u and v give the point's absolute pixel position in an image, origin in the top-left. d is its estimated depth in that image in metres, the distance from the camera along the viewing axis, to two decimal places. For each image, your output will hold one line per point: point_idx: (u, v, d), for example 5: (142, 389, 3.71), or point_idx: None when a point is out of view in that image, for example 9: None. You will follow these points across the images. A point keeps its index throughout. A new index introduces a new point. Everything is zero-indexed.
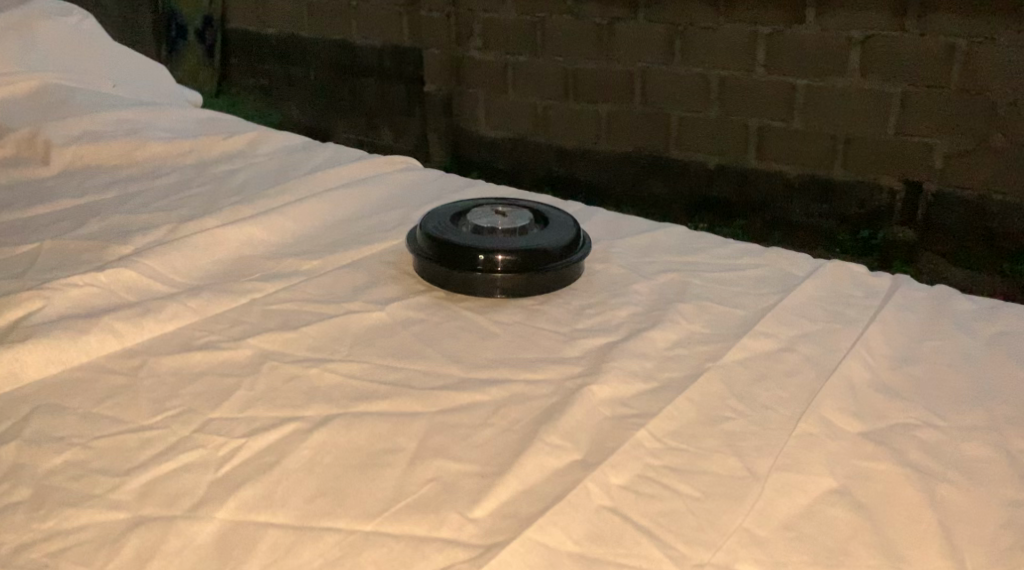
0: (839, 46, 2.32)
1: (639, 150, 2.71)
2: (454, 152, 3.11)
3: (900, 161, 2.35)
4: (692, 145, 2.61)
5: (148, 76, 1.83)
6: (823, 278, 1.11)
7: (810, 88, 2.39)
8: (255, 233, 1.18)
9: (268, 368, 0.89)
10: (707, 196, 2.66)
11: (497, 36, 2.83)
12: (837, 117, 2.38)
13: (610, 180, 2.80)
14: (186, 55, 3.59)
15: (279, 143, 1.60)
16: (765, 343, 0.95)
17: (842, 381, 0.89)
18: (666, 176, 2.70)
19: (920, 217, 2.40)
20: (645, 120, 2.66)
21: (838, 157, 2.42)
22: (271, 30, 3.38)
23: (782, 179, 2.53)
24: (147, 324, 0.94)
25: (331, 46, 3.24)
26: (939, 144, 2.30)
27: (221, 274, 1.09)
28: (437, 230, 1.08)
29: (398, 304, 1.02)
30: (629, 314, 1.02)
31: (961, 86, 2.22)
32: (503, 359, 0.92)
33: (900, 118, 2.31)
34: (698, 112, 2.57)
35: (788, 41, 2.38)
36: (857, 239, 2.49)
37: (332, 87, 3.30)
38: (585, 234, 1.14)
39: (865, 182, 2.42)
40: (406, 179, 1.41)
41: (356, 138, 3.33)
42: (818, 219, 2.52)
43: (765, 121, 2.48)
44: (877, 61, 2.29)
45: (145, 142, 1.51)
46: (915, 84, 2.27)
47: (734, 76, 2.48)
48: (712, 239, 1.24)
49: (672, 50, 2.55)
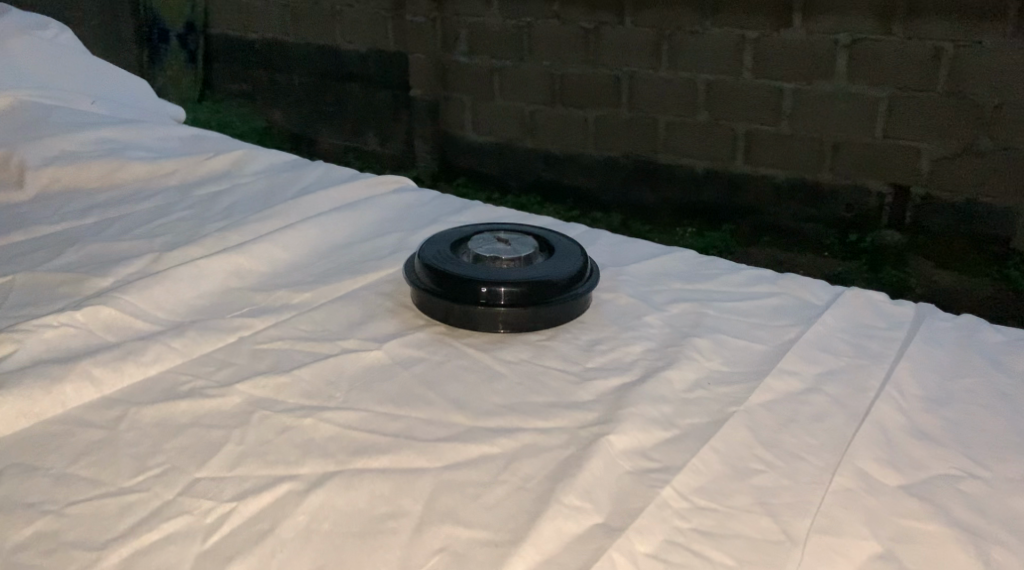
0: (826, 50, 2.28)
1: (626, 156, 2.65)
2: (441, 158, 3.03)
3: (887, 166, 2.31)
4: (680, 150, 2.56)
5: (129, 92, 1.76)
6: (843, 307, 1.06)
7: (799, 93, 2.34)
8: (243, 263, 1.12)
9: (259, 417, 0.82)
10: (695, 201, 2.61)
11: (483, 41, 2.76)
12: (826, 121, 2.34)
13: (598, 186, 2.74)
14: (168, 62, 3.45)
15: (267, 162, 1.53)
16: (790, 383, 0.89)
17: (875, 425, 0.83)
18: (654, 181, 2.64)
19: (908, 221, 2.35)
20: (632, 125, 2.60)
21: (826, 162, 2.38)
22: (254, 35, 3.29)
23: (771, 184, 2.47)
24: (128, 368, 0.87)
25: (315, 52, 3.16)
26: (926, 149, 2.25)
27: (209, 309, 1.03)
28: (435, 259, 1.02)
29: (397, 342, 0.96)
30: (644, 350, 0.96)
31: (947, 90, 2.18)
32: (512, 404, 0.85)
33: (887, 122, 2.27)
34: (685, 117, 2.51)
35: (775, 46, 2.33)
36: (845, 244, 2.43)
37: (317, 93, 3.22)
38: (592, 263, 1.08)
39: (853, 187, 2.37)
40: (400, 201, 1.35)
41: (341, 144, 3.25)
42: (807, 224, 2.48)
43: (753, 126, 2.43)
44: (863, 65, 2.25)
45: (126, 163, 1.44)
46: (903, 88, 2.22)
47: (723, 80, 2.43)
48: (725, 264, 1.18)
49: (659, 55, 2.49)
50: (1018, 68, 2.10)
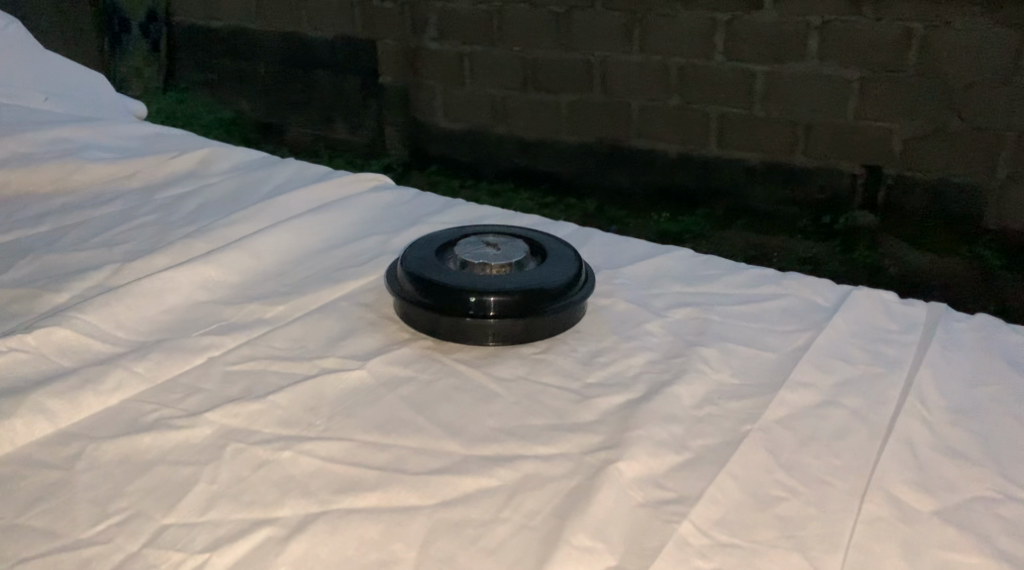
0: (797, 32, 2.22)
1: (599, 141, 2.58)
2: (414, 147, 2.93)
3: (859, 146, 2.27)
4: (654, 134, 2.49)
5: (88, 86, 1.66)
6: (854, 308, 0.99)
7: (770, 75, 2.29)
8: (211, 273, 1.04)
9: (232, 451, 0.75)
10: (668, 184, 2.54)
11: (452, 25, 2.67)
12: (798, 103, 2.29)
13: (571, 171, 2.67)
14: (130, 51, 3.27)
15: (235, 160, 1.45)
16: (805, 396, 0.83)
17: (900, 441, 0.77)
18: (628, 165, 2.57)
19: (881, 201, 2.31)
20: (604, 110, 2.53)
21: (799, 144, 2.33)
22: (219, 22, 3.14)
23: (744, 166, 2.42)
24: (86, 399, 0.81)
25: (282, 40, 3.04)
26: (898, 129, 2.21)
27: (175, 325, 0.95)
28: (419, 266, 0.95)
29: (382, 359, 0.89)
30: (647, 362, 0.89)
31: (918, 70, 2.14)
32: (508, 428, 0.78)
33: (860, 103, 2.22)
34: (657, 100, 2.45)
35: (747, 27, 2.27)
36: (820, 225, 2.39)
37: (284, 81, 3.10)
38: (586, 267, 1.01)
39: (826, 167, 2.32)
40: (378, 201, 1.27)
41: (310, 133, 3.14)
42: (781, 206, 2.42)
43: (725, 109, 2.37)
44: (835, 47, 2.20)
45: (83, 164, 1.35)
46: (875, 68, 2.18)
47: (695, 64, 2.36)
48: (725, 263, 1.12)
49: (629, 38, 2.42)
50: (990, 47, 2.06)
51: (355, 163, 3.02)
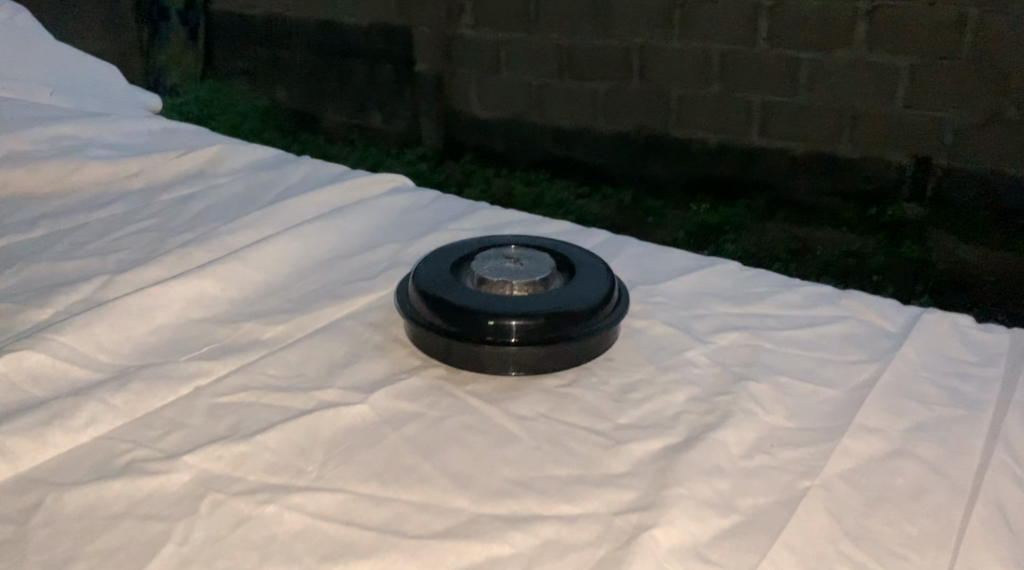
0: (843, 17, 2.09)
1: (636, 129, 2.46)
2: (448, 135, 2.82)
3: (907, 135, 2.13)
4: (692, 123, 2.37)
5: (97, 81, 1.58)
6: (922, 334, 0.88)
7: (817, 63, 2.15)
8: (206, 288, 0.95)
9: (210, 504, 0.66)
10: (708, 175, 2.41)
11: (489, 10, 2.55)
12: (845, 91, 2.15)
13: (606, 161, 2.55)
14: (169, 38, 3.08)
15: (245, 160, 1.36)
16: (872, 443, 0.72)
17: (988, 506, 0.67)
18: (666, 155, 2.45)
19: (930, 193, 2.17)
20: (642, 98, 2.41)
21: (845, 134, 2.19)
22: (257, 10, 3.04)
23: (788, 158, 2.28)
24: (51, 437, 0.72)
25: (317, 27, 2.92)
26: (949, 118, 2.08)
27: (162, 347, 0.86)
28: (432, 284, 0.85)
29: (388, 392, 0.79)
30: (688, 400, 0.78)
31: (971, 57, 2.00)
32: (526, 479, 0.69)
33: (909, 91, 2.09)
34: (697, 88, 2.32)
35: (793, 15, 2.14)
36: (866, 217, 2.24)
37: (320, 70, 2.99)
38: (620, 285, 0.90)
39: (872, 159, 2.19)
40: (395, 207, 1.18)
41: (346, 122, 3.02)
42: (824, 198, 2.28)
43: (767, 97, 2.24)
44: (883, 33, 2.06)
45: (83, 163, 1.26)
46: (925, 56, 2.04)
47: (738, 51, 2.24)
48: (775, 279, 1.00)
49: (670, 25, 2.29)
50: None
51: (389, 153, 2.90)
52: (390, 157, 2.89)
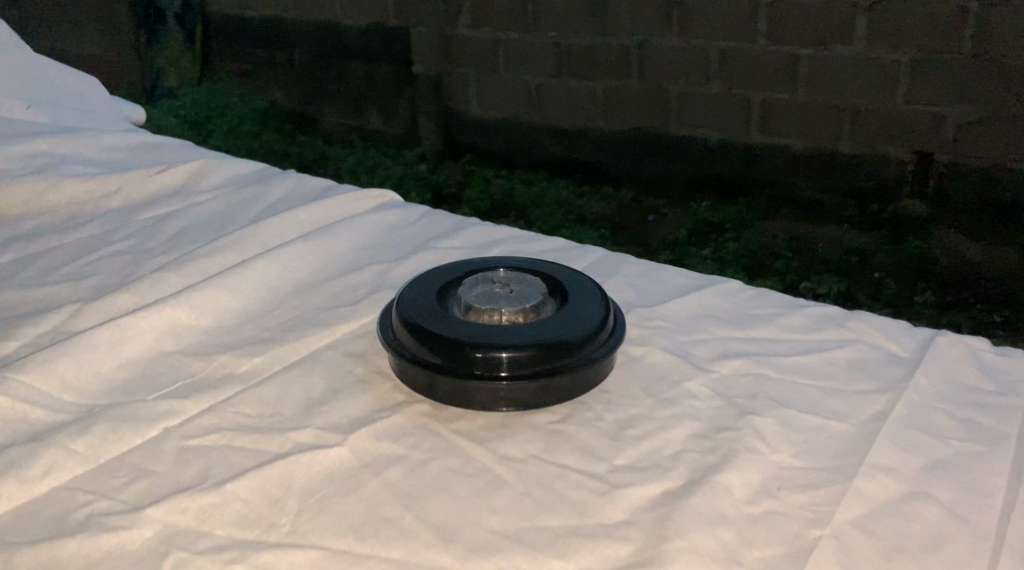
0: (843, 14, 2.03)
1: (635, 128, 2.40)
2: (447, 134, 2.75)
3: (908, 132, 2.08)
4: (693, 121, 2.32)
5: (76, 92, 1.53)
6: (937, 360, 0.83)
7: (817, 60, 2.10)
8: (180, 317, 0.90)
9: (173, 564, 0.63)
10: (709, 174, 2.36)
11: (486, 10, 2.50)
12: (846, 88, 2.10)
13: (606, 160, 2.50)
14: (166, 41, 3.02)
15: (228, 175, 1.30)
16: (887, 484, 0.68)
17: (1011, 556, 0.63)
18: (666, 153, 2.39)
19: (932, 189, 2.12)
20: (641, 97, 2.36)
21: (845, 129, 2.14)
22: (252, 12, 2.98)
23: (788, 155, 2.23)
24: (6, 491, 0.68)
25: (314, 28, 2.86)
26: (949, 114, 2.02)
27: (131, 384, 0.82)
28: (416, 313, 0.80)
29: (368, 431, 0.74)
30: (689, 436, 0.74)
31: (972, 51, 1.95)
32: (516, 532, 0.65)
33: (909, 87, 2.03)
34: (696, 86, 2.27)
35: (794, 11, 2.08)
36: (866, 215, 2.20)
37: (317, 71, 2.92)
38: (616, 309, 0.85)
39: (872, 156, 2.14)
40: (381, 224, 1.12)
41: (345, 123, 2.95)
42: (825, 196, 2.24)
43: (768, 94, 2.19)
44: (884, 28, 2.01)
45: (59, 181, 1.22)
46: (927, 51, 1.99)
47: (737, 48, 2.18)
48: (780, 300, 0.95)
49: (669, 23, 2.24)
50: None
51: (388, 154, 2.84)
52: (389, 158, 2.81)
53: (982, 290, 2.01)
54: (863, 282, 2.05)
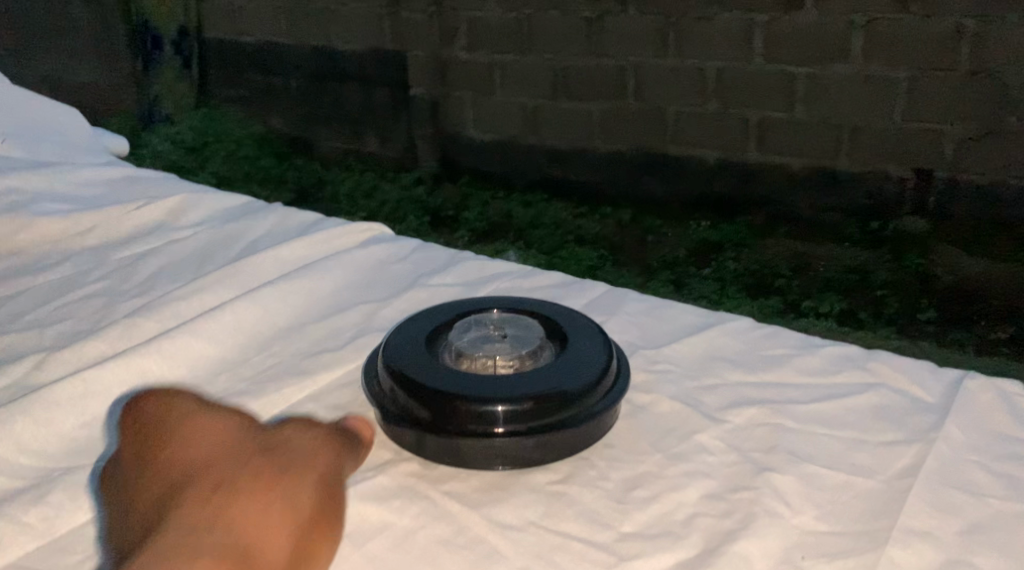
0: (840, 33, 1.99)
1: (635, 148, 2.35)
2: (444, 158, 2.68)
3: (909, 149, 2.02)
4: (693, 141, 2.26)
5: (55, 126, 1.46)
6: (968, 406, 0.76)
7: (815, 78, 2.05)
8: (151, 367, 0.84)
9: None
10: (709, 193, 2.30)
11: (482, 33, 2.45)
12: (845, 106, 2.04)
13: (606, 180, 2.43)
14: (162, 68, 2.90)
15: (211, 209, 1.24)
16: (921, 552, 0.63)
17: None
18: (665, 174, 2.34)
19: (932, 205, 2.05)
20: (639, 118, 2.30)
21: (844, 148, 2.08)
22: (247, 37, 2.90)
23: (787, 174, 2.17)
24: None
25: (307, 53, 2.80)
26: (950, 131, 1.97)
27: (96, 445, 0.76)
28: (403, 361, 0.73)
29: (352, 497, 0.68)
30: (702, 498, 0.68)
31: (971, 69, 1.90)
32: None
33: (907, 104, 1.98)
34: (696, 106, 2.22)
35: (791, 31, 2.04)
36: (866, 233, 2.12)
37: (311, 95, 2.85)
38: (619, 353, 0.78)
39: (873, 172, 2.08)
40: (367, 260, 1.06)
41: (340, 147, 2.87)
42: (824, 214, 2.16)
43: (765, 112, 2.14)
44: (883, 47, 1.96)
45: (30, 221, 1.16)
46: (925, 67, 1.94)
47: (735, 68, 2.13)
48: (794, 336, 0.88)
49: (664, 43, 2.20)
50: None
51: (384, 177, 2.75)
52: (387, 181, 2.72)
53: (985, 304, 1.92)
54: (868, 300, 1.95)
